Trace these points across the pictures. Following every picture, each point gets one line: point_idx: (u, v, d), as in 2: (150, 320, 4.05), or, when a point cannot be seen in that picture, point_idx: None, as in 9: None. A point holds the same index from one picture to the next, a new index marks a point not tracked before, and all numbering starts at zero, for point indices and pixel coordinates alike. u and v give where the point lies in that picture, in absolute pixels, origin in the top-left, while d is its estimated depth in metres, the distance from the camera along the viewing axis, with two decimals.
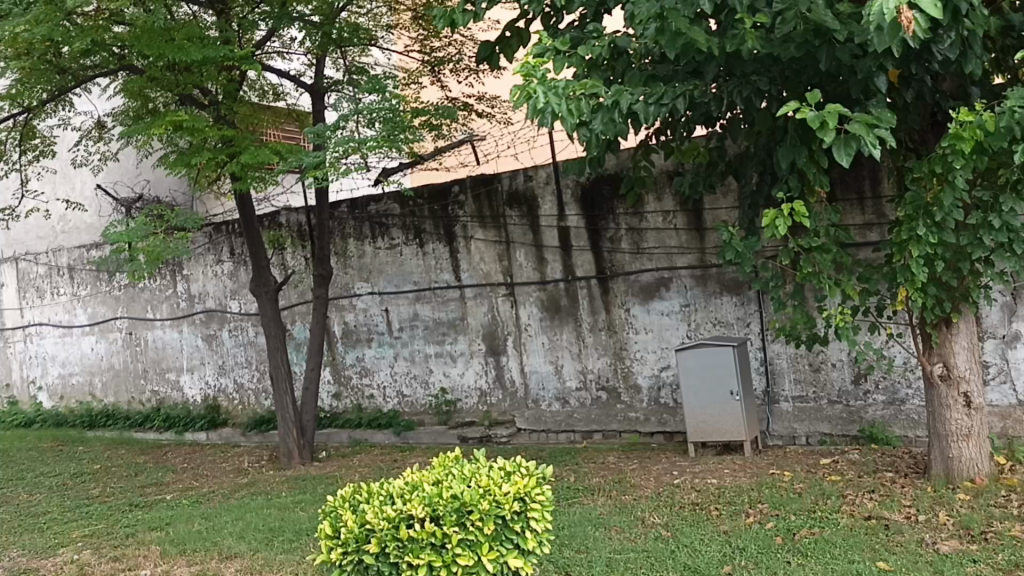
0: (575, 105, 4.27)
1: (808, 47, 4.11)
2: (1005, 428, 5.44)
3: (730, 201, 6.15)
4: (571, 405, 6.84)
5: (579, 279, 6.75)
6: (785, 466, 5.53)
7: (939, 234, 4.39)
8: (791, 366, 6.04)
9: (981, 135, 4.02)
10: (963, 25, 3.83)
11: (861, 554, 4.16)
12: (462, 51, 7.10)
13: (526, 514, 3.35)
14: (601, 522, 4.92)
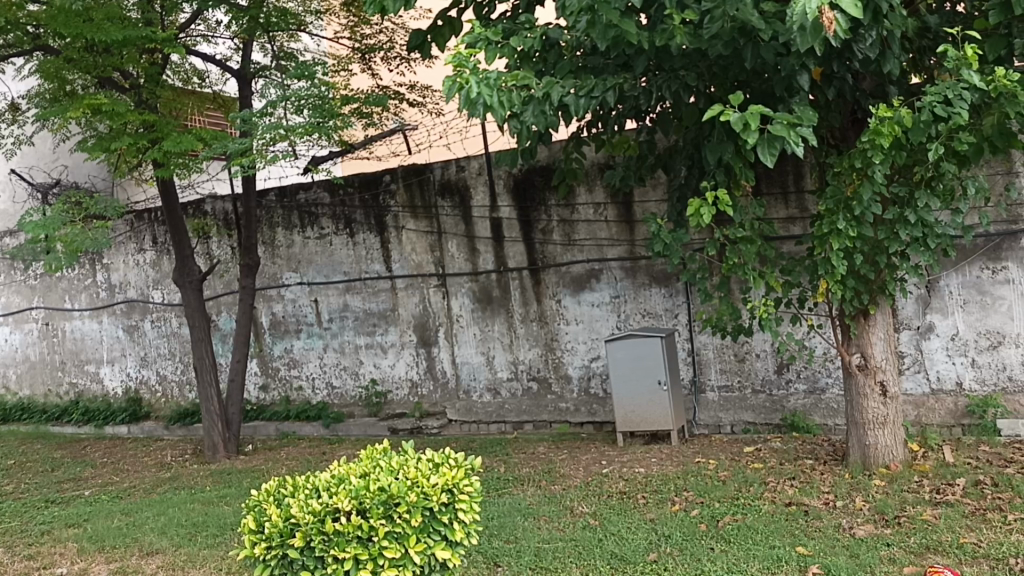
0: (507, 98, 4.11)
1: (733, 44, 4.03)
2: (917, 415, 5.73)
3: (660, 195, 6.31)
4: (501, 396, 6.97)
5: (511, 271, 6.87)
6: (708, 454, 5.66)
7: (858, 228, 4.39)
8: (716, 357, 6.25)
9: (899, 131, 3.93)
10: (883, 25, 3.87)
11: (782, 539, 4.14)
12: (394, 39, 7.05)
13: (455, 506, 3.34)
14: (530, 512, 4.86)
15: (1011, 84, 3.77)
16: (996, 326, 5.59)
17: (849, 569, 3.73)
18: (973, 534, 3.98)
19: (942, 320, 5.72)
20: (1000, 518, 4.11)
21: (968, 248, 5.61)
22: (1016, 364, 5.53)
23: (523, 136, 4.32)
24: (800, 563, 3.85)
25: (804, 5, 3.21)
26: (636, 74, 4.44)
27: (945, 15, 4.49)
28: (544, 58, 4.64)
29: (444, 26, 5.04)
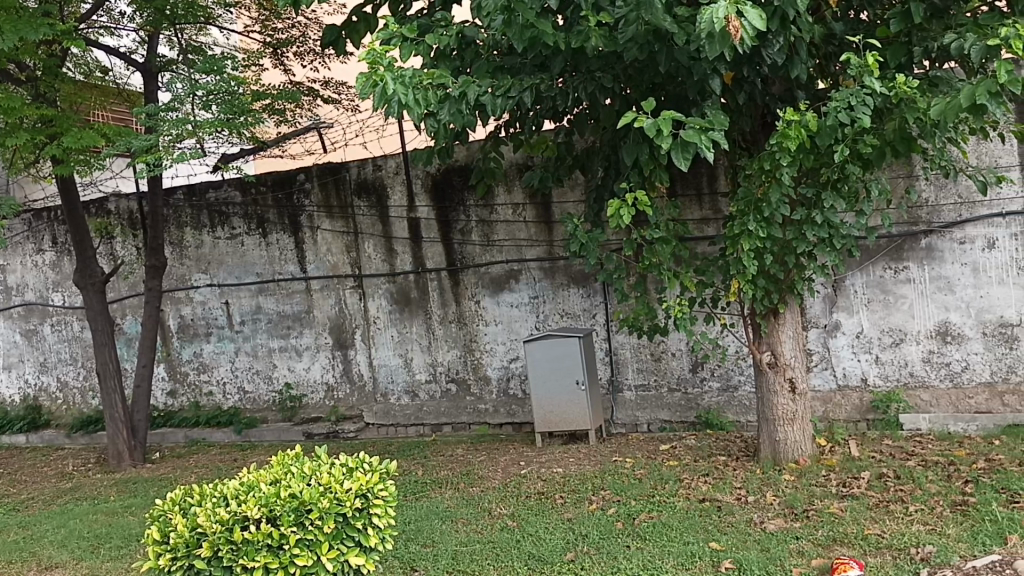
0: (424, 96, 4.06)
1: (647, 48, 4.07)
2: (825, 410, 5.90)
3: (578, 196, 6.35)
4: (420, 398, 6.91)
5: (430, 271, 6.81)
6: (625, 452, 5.72)
7: (768, 229, 4.49)
8: (633, 357, 6.32)
9: (806, 134, 4.03)
10: (791, 31, 3.96)
11: (696, 535, 4.20)
12: (307, 34, 6.95)
13: (369, 511, 3.27)
14: (448, 514, 4.81)
15: (910, 91, 3.92)
16: (898, 323, 5.80)
17: (761, 562, 3.80)
18: (877, 525, 4.11)
19: (848, 318, 5.90)
20: (902, 509, 4.25)
21: (871, 248, 5.81)
22: (916, 360, 5.77)
23: (440, 135, 4.28)
24: (713, 558, 3.91)
25: (713, 13, 3.27)
26: (553, 74, 4.44)
27: (849, 22, 4.62)
28: (461, 56, 4.60)
29: (359, 22, 4.95)
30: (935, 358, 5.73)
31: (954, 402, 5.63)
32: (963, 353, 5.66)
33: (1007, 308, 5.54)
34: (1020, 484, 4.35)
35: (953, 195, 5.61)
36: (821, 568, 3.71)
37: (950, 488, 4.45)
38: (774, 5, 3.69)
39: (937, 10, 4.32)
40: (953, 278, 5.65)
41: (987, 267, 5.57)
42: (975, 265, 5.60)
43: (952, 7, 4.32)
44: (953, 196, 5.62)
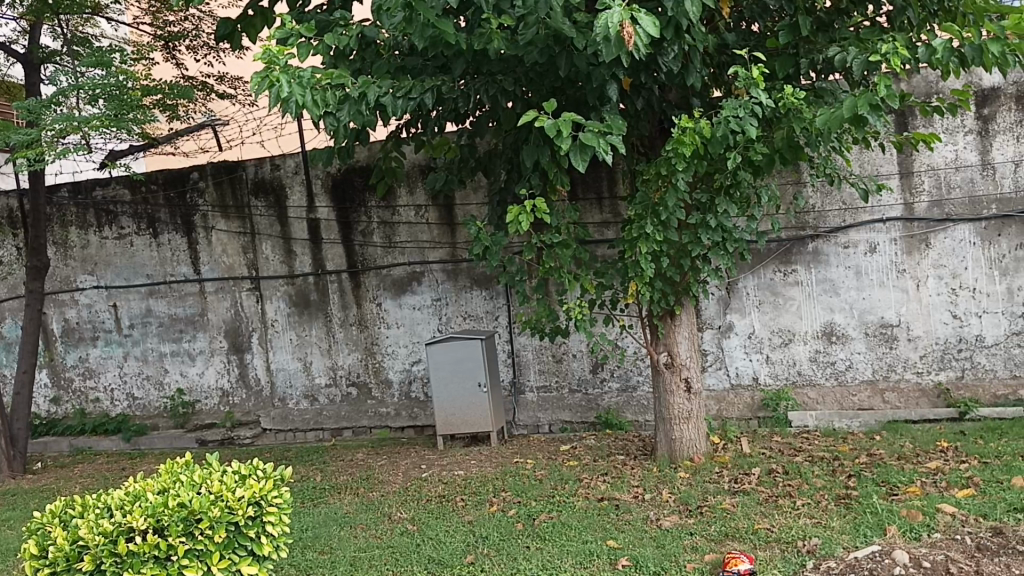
0: (321, 95, 3.99)
1: (547, 53, 4.10)
2: (719, 409, 6.07)
3: (481, 198, 6.39)
4: (320, 402, 6.81)
5: (330, 273, 6.71)
6: (526, 454, 5.76)
7: (664, 233, 4.59)
8: (535, 358, 6.38)
9: (700, 141, 4.14)
10: (686, 40, 4.06)
11: (593, 534, 4.26)
12: (200, 28, 6.73)
13: (261, 520, 3.17)
14: (346, 521, 4.73)
15: (797, 101, 4.08)
16: (787, 324, 6.03)
17: (656, 559, 3.88)
18: (766, 520, 4.25)
19: (740, 319, 6.09)
20: (790, 504, 4.41)
21: (762, 252, 6.02)
22: (804, 359, 6.02)
23: (340, 135, 4.21)
24: (610, 556, 3.97)
25: (607, 19, 3.32)
26: (454, 76, 4.42)
27: (741, 32, 4.76)
28: (361, 56, 4.53)
29: (256, 16, 4.81)
30: (821, 358, 5.98)
31: (839, 399, 5.89)
32: (847, 352, 5.93)
33: (887, 310, 5.85)
34: (898, 477, 4.58)
35: (838, 202, 5.86)
36: (714, 562, 3.82)
37: (834, 483, 4.64)
38: (668, 14, 3.77)
39: (822, 24, 4.55)
40: (838, 281, 5.90)
41: (869, 271, 5.85)
42: (858, 269, 5.86)
43: (836, 22, 4.56)
44: (838, 203, 5.86)
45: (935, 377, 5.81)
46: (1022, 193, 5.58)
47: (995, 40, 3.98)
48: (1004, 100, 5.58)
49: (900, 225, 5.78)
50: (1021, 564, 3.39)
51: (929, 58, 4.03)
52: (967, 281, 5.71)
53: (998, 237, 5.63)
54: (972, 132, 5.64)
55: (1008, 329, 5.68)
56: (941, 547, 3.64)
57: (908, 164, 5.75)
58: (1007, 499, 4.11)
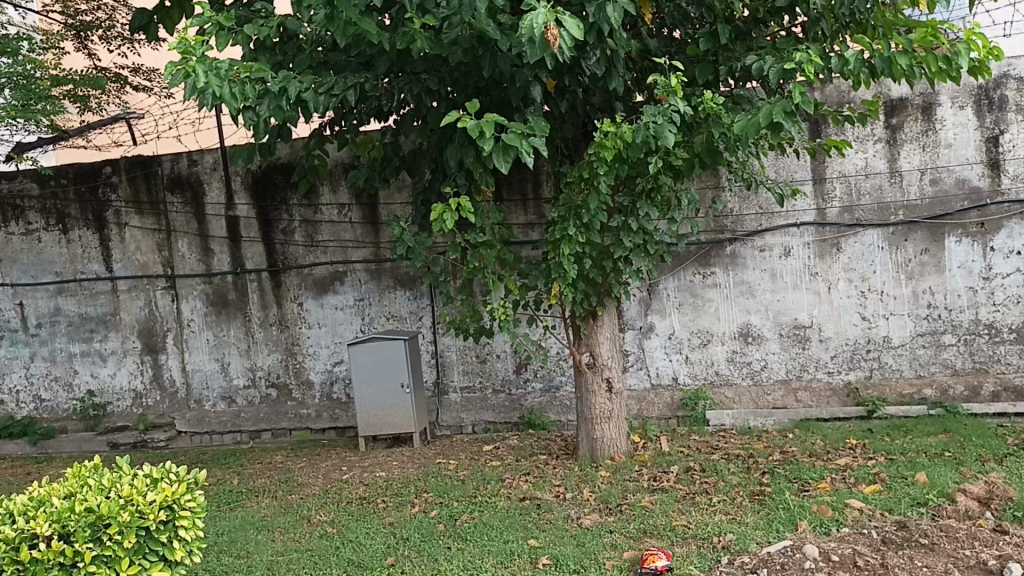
0: (239, 88, 3.90)
1: (472, 53, 4.09)
2: (639, 408, 6.17)
3: (404, 198, 6.36)
4: (238, 404, 6.68)
5: (249, 272, 6.58)
6: (449, 454, 5.74)
7: (587, 235, 4.64)
8: (459, 359, 6.38)
9: (621, 145, 4.20)
10: (608, 45, 4.11)
11: (515, 534, 4.27)
12: (113, 17, 6.55)
13: (174, 524, 3.07)
14: (264, 524, 4.64)
15: (715, 107, 4.17)
16: (705, 326, 6.16)
17: (575, 557, 3.91)
18: (683, 516, 4.33)
19: (661, 320, 6.20)
20: (706, 500, 4.51)
21: (682, 255, 6.14)
22: (721, 360, 6.16)
23: (259, 130, 4.13)
24: (531, 555, 3.99)
25: (532, 20, 3.34)
26: (377, 74, 4.38)
27: (663, 39, 4.84)
28: (282, 51, 4.45)
29: (172, 7, 4.67)
30: (738, 358, 6.14)
31: (754, 399, 6.05)
32: (763, 353, 6.10)
33: (800, 312, 6.03)
34: (810, 474, 4.72)
35: (754, 206, 6.02)
36: (632, 559, 3.88)
37: (749, 480, 4.76)
38: (590, 19, 3.81)
39: (740, 33, 4.64)
40: (754, 283, 6.06)
41: (784, 273, 6.03)
42: (773, 272, 6.04)
43: (753, 31, 4.65)
44: (755, 207, 6.02)
45: (845, 377, 6.02)
46: (927, 200, 5.79)
47: (902, 54, 4.14)
48: (911, 111, 5.79)
49: (813, 230, 5.97)
50: (924, 557, 3.52)
51: (840, 69, 4.16)
52: (876, 284, 5.92)
53: (905, 241, 5.85)
54: (881, 141, 5.85)
55: (914, 330, 5.91)
56: (849, 541, 3.76)
57: (821, 171, 5.93)
58: (911, 494, 4.28)
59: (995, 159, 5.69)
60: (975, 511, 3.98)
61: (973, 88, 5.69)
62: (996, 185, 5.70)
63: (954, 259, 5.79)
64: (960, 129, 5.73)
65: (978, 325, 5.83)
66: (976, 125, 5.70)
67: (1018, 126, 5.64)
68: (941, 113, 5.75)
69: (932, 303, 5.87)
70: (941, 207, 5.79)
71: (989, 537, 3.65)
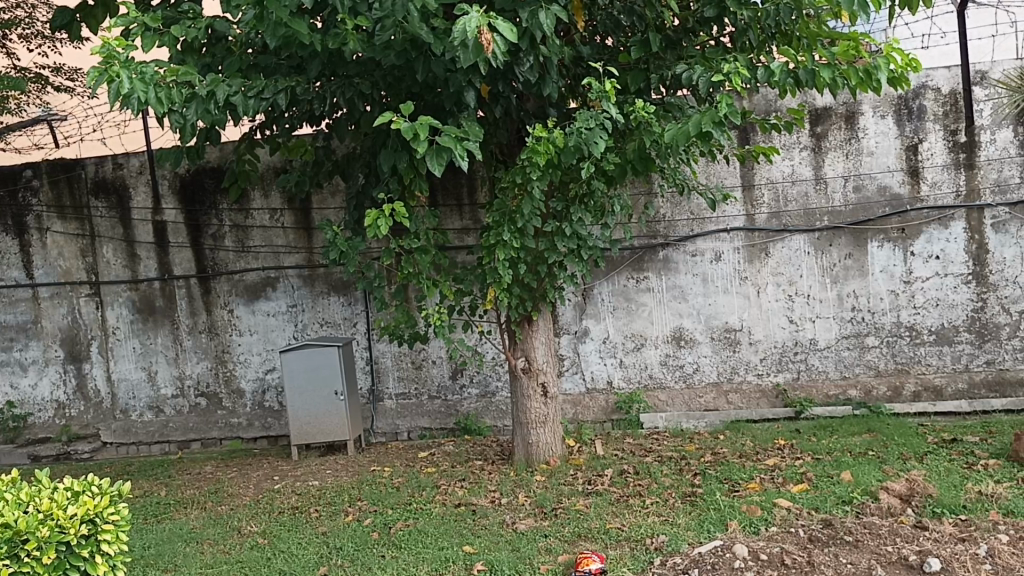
0: (166, 91, 3.81)
1: (405, 57, 4.06)
2: (575, 412, 6.21)
3: (338, 202, 6.29)
4: (166, 413, 6.52)
5: (177, 278, 6.44)
6: (384, 462, 5.70)
7: (521, 240, 4.65)
8: (394, 365, 6.33)
9: (554, 151, 4.22)
10: (542, 51, 4.13)
11: (450, 540, 4.25)
12: (34, 15, 6.44)
13: (96, 539, 2.97)
14: (193, 536, 4.54)
15: (647, 115, 4.21)
16: (639, 329, 6.24)
17: (510, 562, 3.91)
18: (617, 519, 4.36)
19: (595, 324, 6.26)
20: (640, 503, 4.56)
21: (616, 260, 6.21)
22: (655, 363, 6.24)
23: (186, 134, 4.04)
24: (465, 561, 3.98)
25: (464, 25, 3.33)
26: (309, 77, 4.32)
27: (596, 46, 4.88)
28: (211, 53, 4.36)
29: (96, 7, 4.54)
30: (671, 361, 6.23)
31: (686, 401, 6.15)
32: (694, 356, 6.20)
33: (730, 315, 6.15)
34: (740, 474, 4.81)
35: (686, 212, 6.13)
36: (567, 563, 3.89)
37: (681, 481, 4.83)
38: (523, 25, 3.83)
39: (670, 41, 4.73)
40: (686, 287, 6.17)
41: (715, 278, 6.14)
42: (704, 276, 6.15)
43: (683, 40, 4.74)
44: (686, 213, 6.14)
45: (774, 378, 6.15)
46: (851, 206, 5.97)
47: (826, 65, 4.25)
48: (835, 120, 5.96)
49: (743, 235, 6.10)
50: (848, 553, 3.61)
51: (767, 80, 4.26)
52: (802, 287, 6.08)
53: (830, 246, 6.02)
54: (807, 149, 6.00)
55: (839, 332, 6.07)
56: (777, 540, 3.84)
57: (750, 177, 6.06)
58: (836, 493, 4.39)
59: (915, 166, 5.89)
60: (896, 507, 4.11)
61: (893, 98, 5.87)
62: (916, 192, 5.89)
63: (876, 263, 5.98)
64: (882, 137, 5.91)
65: (900, 326, 6.01)
66: (897, 134, 5.89)
67: (936, 135, 5.85)
68: (864, 121, 5.93)
69: (856, 306, 6.04)
70: (864, 213, 5.96)
71: (910, 533, 3.76)
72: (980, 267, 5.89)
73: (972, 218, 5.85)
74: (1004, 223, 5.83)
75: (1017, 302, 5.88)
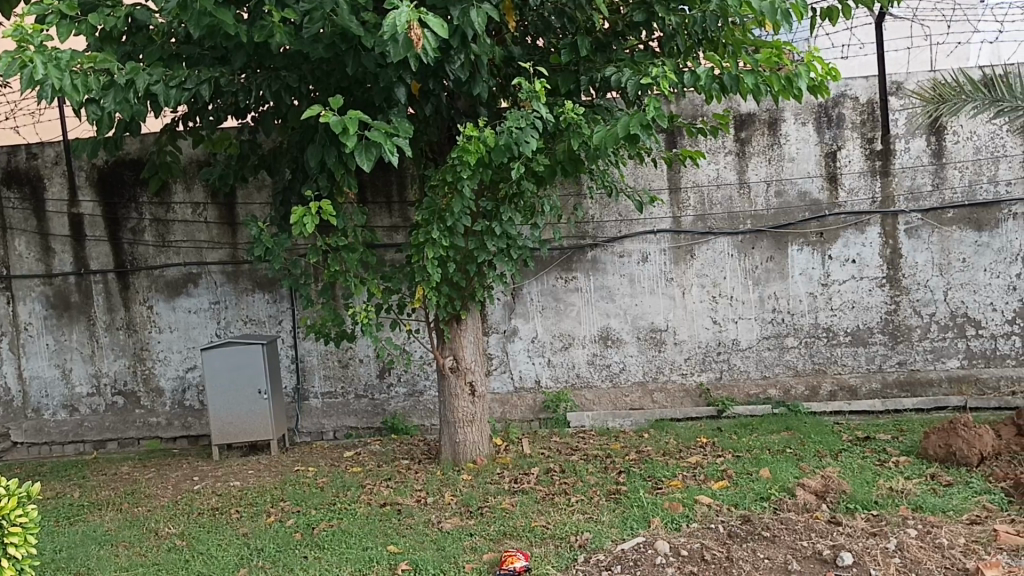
0: (82, 79, 3.67)
1: (333, 51, 4.00)
2: (502, 411, 6.23)
3: (264, 197, 6.18)
4: (81, 413, 6.30)
5: (94, 273, 6.23)
6: (308, 462, 5.61)
7: (450, 239, 4.63)
8: (320, 364, 6.25)
9: (484, 150, 4.21)
10: (472, 49, 4.12)
11: (374, 540, 4.21)
12: None
13: (2, 542, 2.85)
14: (107, 539, 4.39)
15: (576, 117, 4.23)
16: (567, 329, 6.29)
17: (434, 562, 3.90)
18: (542, 517, 4.39)
19: (524, 324, 6.29)
20: (565, 501, 4.59)
21: (546, 260, 6.25)
22: (582, 362, 6.31)
23: (104, 125, 3.91)
24: (390, 561, 3.95)
25: (395, 19, 3.29)
26: (233, 69, 4.22)
27: (526, 47, 4.90)
28: (131, 41, 4.22)
29: None
30: (598, 361, 6.30)
31: (612, 400, 6.23)
32: (621, 356, 6.29)
33: (656, 316, 6.26)
34: (663, 472, 4.89)
35: (614, 213, 6.20)
36: (492, 562, 3.90)
37: (606, 479, 4.89)
38: (454, 22, 3.81)
39: (600, 44, 4.79)
40: (614, 288, 6.24)
41: (641, 279, 6.23)
42: (631, 277, 6.23)
43: (613, 44, 4.80)
44: (615, 214, 6.21)
45: (698, 378, 6.28)
46: (773, 210, 6.13)
47: (751, 71, 4.35)
48: (759, 126, 6.10)
49: (669, 237, 6.21)
50: (765, 549, 3.70)
51: (693, 84, 4.34)
52: (726, 289, 6.21)
53: (753, 249, 6.16)
54: (731, 154, 6.13)
55: (760, 333, 6.23)
56: (697, 536, 3.91)
57: (677, 180, 6.17)
58: (755, 489, 4.50)
59: (833, 173, 6.07)
60: (812, 503, 4.22)
61: (814, 106, 6.04)
62: (835, 198, 6.08)
63: (796, 266, 6.15)
64: (803, 144, 6.08)
65: (818, 328, 6.20)
66: (817, 141, 6.07)
67: (854, 143, 6.04)
68: (786, 128, 6.09)
69: (776, 308, 6.20)
70: (785, 218, 6.13)
71: (824, 529, 3.87)
72: (894, 271, 6.10)
73: (887, 224, 6.06)
74: (916, 229, 6.05)
75: (927, 305, 6.11)
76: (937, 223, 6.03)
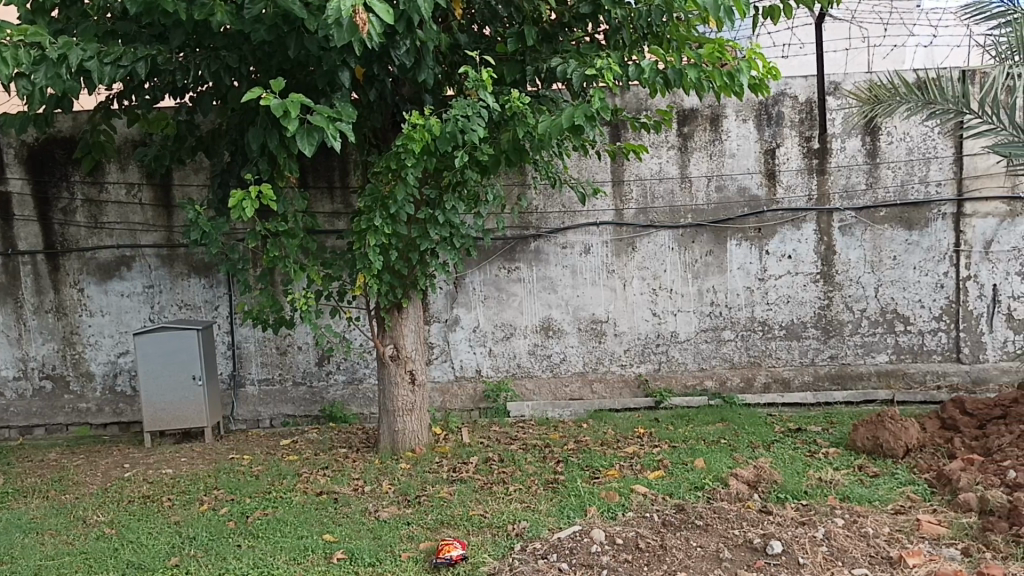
0: (11, 52, 3.53)
1: (276, 32, 3.92)
2: (442, 400, 6.23)
3: (202, 180, 6.04)
4: (6, 397, 6.11)
5: (22, 254, 6.03)
6: (243, 449, 5.53)
7: (393, 226, 4.59)
8: (257, 351, 6.16)
9: (428, 137, 4.18)
10: (418, 36, 4.08)
11: (309, 529, 4.17)
12: None
13: None
14: (31, 526, 4.27)
15: (521, 107, 4.23)
16: (509, 319, 6.31)
17: (371, 551, 3.88)
18: (480, 506, 4.40)
19: (466, 313, 6.29)
20: (503, 490, 4.61)
21: (488, 249, 6.24)
22: (523, 352, 6.33)
23: (35, 100, 3.77)
24: (325, 550, 3.92)
25: (339, 2, 3.24)
26: (171, 47, 4.11)
27: (472, 35, 4.87)
28: (64, 15, 4.08)
29: None
30: (539, 351, 6.33)
31: (552, 390, 6.27)
32: (562, 346, 6.33)
33: (597, 307, 6.31)
34: (600, 461, 4.95)
35: (558, 205, 6.22)
36: (428, 550, 3.89)
37: (544, 468, 4.92)
38: (400, 8, 3.77)
39: (546, 35, 4.79)
40: (556, 278, 6.27)
41: (583, 270, 6.28)
42: (573, 269, 6.27)
43: (559, 35, 4.81)
44: (558, 206, 6.23)
45: (637, 369, 6.35)
46: (713, 205, 6.22)
47: (693, 66, 4.38)
48: (701, 121, 6.17)
49: (611, 229, 6.26)
50: (698, 537, 3.77)
51: (637, 77, 4.36)
52: (666, 282, 6.29)
53: (692, 243, 6.25)
54: (674, 148, 6.21)
55: (698, 326, 6.33)
56: (633, 525, 3.96)
57: (620, 173, 6.23)
58: (689, 479, 4.58)
59: (772, 169, 6.18)
60: (744, 493, 4.31)
61: (754, 103, 6.14)
62: (772, 194, 6.20)
63: (734, 260, 6.25)
64: (743, 140, 6.17)
65: (754, 321, 6.32)
66: (757, 138, 6.17)
67: (792, 141, 6.16)
68: (727, 124, 6.17)
69: (714, 301, 6.30)
70: (724, 213, 6.23)
71: (756, 517, 3.95)
72: (828, 268, 6.25)
73: (822, 221, 6.20)
74: (850, 227, 6.20)
75: (859, 301, 6.27)
76: (870, 221, 6.19)
